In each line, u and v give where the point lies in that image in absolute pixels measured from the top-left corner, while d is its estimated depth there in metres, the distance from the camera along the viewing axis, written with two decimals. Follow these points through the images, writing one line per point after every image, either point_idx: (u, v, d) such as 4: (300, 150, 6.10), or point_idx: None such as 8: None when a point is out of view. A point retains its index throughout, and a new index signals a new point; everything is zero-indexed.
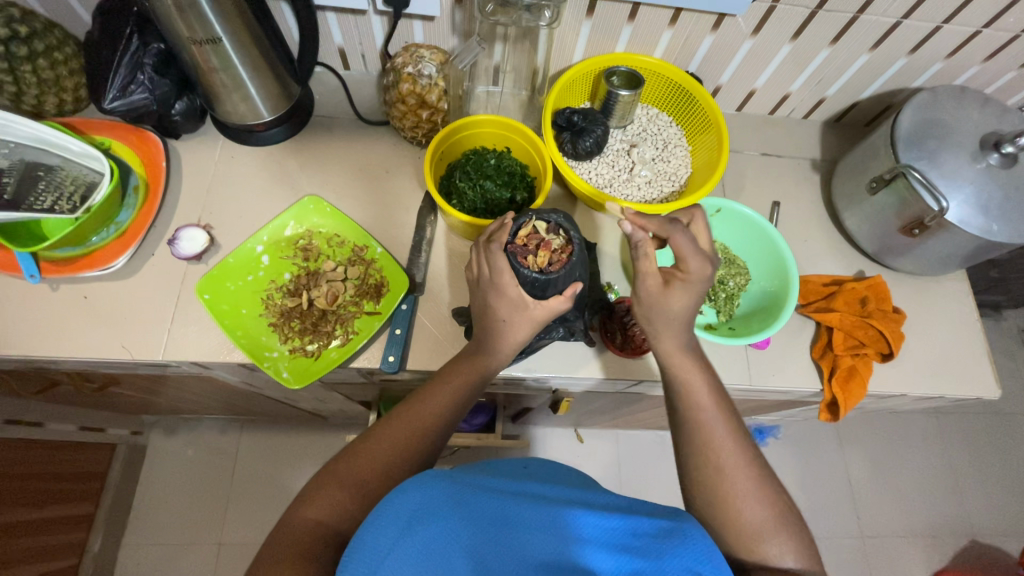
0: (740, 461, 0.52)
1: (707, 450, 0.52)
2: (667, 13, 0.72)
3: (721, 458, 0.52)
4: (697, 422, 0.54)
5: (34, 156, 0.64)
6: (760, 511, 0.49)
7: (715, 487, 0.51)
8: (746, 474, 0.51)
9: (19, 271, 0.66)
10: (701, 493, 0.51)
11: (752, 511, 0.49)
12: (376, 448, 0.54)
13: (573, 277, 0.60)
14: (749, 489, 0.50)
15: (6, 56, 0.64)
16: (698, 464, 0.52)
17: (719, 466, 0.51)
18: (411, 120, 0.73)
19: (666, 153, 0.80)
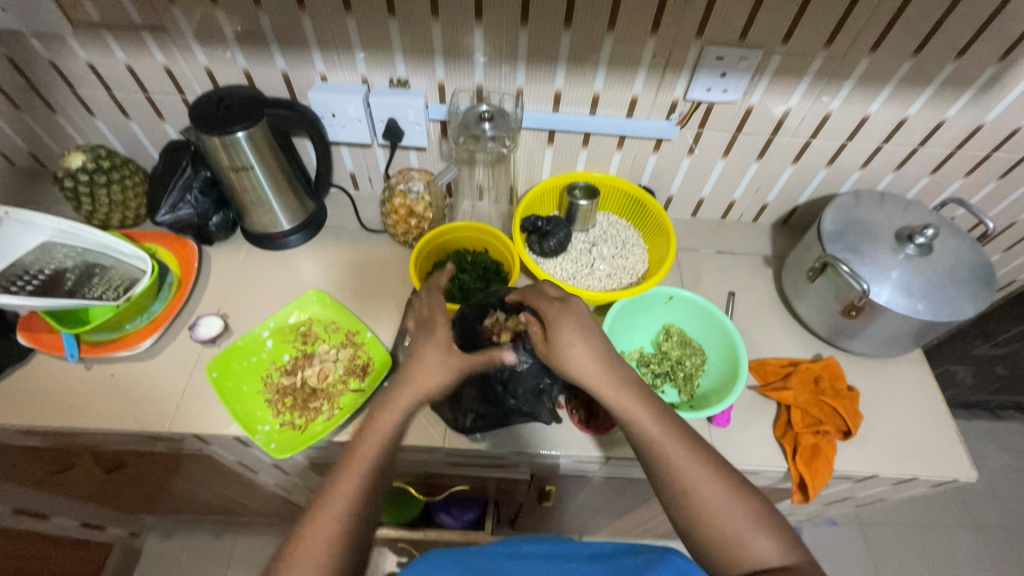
0: (702, 475, 0.54)
1: (670, 472, 0.55)
2: (613, 139, 0.88)
3: (709, 503, 0.53)
4: (650, 446, 0.57)
5: (92, 258, 0.79)
6: (737, 516, 0.52)
7: (691, 512, 0.53)
8: (712, 485, 0.54)
9: (62, 351, 0.77)
10: (680, 517, 0.54)
11: (728, 524, 0.52)
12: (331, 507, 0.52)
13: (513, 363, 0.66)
14: (720, 496, 0.53)
15: (89, 183, 0.82)
16: (665, 487, 0.55)
17: (684, 486, 0.54)
18: (402, 226, 0.87)
19: (624, 252, 0.92)
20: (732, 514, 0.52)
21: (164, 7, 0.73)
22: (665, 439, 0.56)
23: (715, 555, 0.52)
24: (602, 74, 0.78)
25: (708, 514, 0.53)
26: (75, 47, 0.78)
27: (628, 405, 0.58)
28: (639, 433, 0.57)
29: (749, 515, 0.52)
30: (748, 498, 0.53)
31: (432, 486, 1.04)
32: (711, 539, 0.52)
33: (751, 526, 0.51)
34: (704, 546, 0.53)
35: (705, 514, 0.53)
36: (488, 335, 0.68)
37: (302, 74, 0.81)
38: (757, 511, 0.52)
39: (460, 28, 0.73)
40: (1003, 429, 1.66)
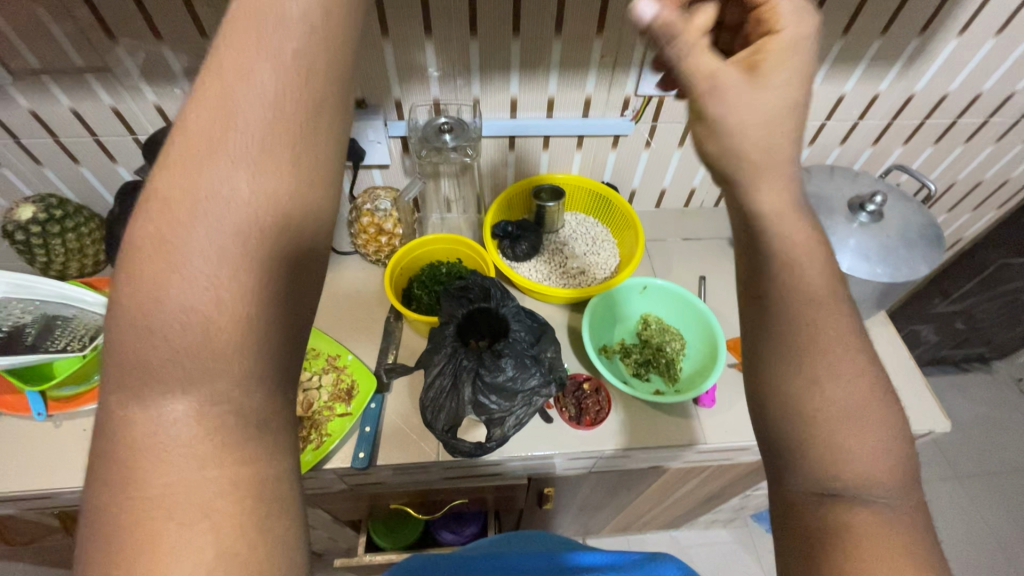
0: (841, 380, 0.41)
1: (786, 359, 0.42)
2: (572, 139, 0.90)
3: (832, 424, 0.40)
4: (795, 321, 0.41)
5: (53, 310, 0.76)
6: (867, 436, 0.40)
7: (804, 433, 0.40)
8: (851, 391, 0.40)
9: (28, 410, 0.74)
10: (777, 411, 0.42)
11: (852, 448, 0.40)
12: (156, 269, 0.35)
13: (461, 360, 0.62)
14: (857, 407, 0.40)
15: (42, 233, 0.80)
16: (784, 375, 0.41)
17: (815, 377, 0.41)
18: (373, 245, 0.87)
19: (595, 248, 0.94)
20: (858, 433, 0.40)
21: (106, 47, 0.71)
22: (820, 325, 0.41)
23: (806, 468, 0.40)
24: (555, 79, 0.80)
25: (824, 423, 0.40)
26: (15, 97, 0.76)
27: (791, 262, 0.41)
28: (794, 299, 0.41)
29: (881, 439, 0.40)
30: (888, 426, 0.40)
31: (430, 503, 1.03)
32: (809, 448, 0.40)
33: (877, 450, 0.40)
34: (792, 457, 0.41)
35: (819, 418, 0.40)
36: (446, 334, 0.64)
37: None
38: (889, 439, 0.40)
39: (412, 45, 0.74)
40: (970, 380, 1.74)
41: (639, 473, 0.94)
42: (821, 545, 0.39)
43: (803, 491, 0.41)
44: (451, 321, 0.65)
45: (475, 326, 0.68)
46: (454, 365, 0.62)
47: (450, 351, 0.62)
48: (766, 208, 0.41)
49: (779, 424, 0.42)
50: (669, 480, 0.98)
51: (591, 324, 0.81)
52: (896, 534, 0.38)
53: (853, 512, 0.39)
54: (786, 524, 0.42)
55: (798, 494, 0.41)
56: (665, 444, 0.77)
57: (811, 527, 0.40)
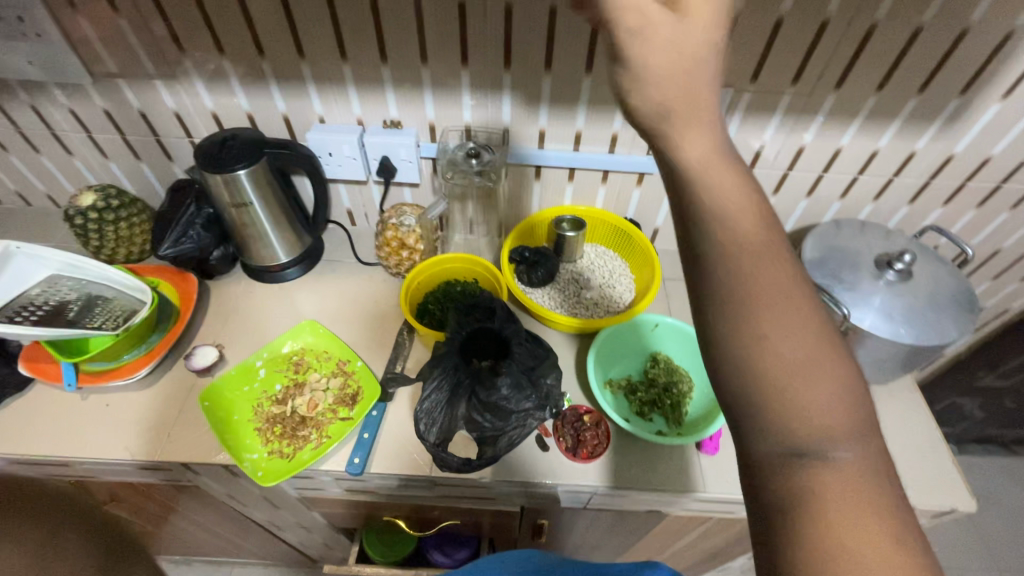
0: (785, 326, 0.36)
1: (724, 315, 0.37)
2: (597, 173, 0.91)
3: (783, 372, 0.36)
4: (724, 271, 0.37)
5: (95, 290, 0.81)
6: (822, 388, 0.35)
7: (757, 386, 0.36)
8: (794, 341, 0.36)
9: (60, 380, 0.80)
10: (730, 375, 0.37)
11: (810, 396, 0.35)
12: None
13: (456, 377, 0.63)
14: (803, 355, 0.36)
15: (98, 219, 0.87)
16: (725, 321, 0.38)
17: (761, 329, 0.36)
18: (394, 258, 0.90)
19: (611, 281, 0.94)
20: (811, 384, 0.35)
21: (175, 57, 0.79)
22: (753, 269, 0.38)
23: (766, 428, 0.36)
24: (583, 113, 0.82)
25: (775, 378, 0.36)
26: (93, 96, 0.85)
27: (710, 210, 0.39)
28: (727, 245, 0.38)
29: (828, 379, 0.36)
30: (843, 373, 0.36)
31: (425, 521, 1.03)
32: (764, 412, 0.36)
33: (836, 402, 0.36)
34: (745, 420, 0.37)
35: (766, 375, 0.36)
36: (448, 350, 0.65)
37: (301, 116, 0.86)
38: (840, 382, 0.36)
39: (449, 72, 0.78)
40: (1019, 465, 1.60)
41: (639, 517, 0.91)
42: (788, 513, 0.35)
43: (765, 455, 0.36)
44: (453, 336, 0.66)
45: (479, 343, 0.68)
46: (450, 381, 0.63)
47: (449, 366, 0.63)
48: (692, 160, 0.40)
49: (726, 381, 0.38)
50: (670, 528, 0.94)
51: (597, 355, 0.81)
52: (865, 488, 0.35)
53: (811, 477, 0.35)
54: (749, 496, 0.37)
55: (761, 462, 0.37)
56: (661, 487, 0.75)
57: (779, 495, 0.36)
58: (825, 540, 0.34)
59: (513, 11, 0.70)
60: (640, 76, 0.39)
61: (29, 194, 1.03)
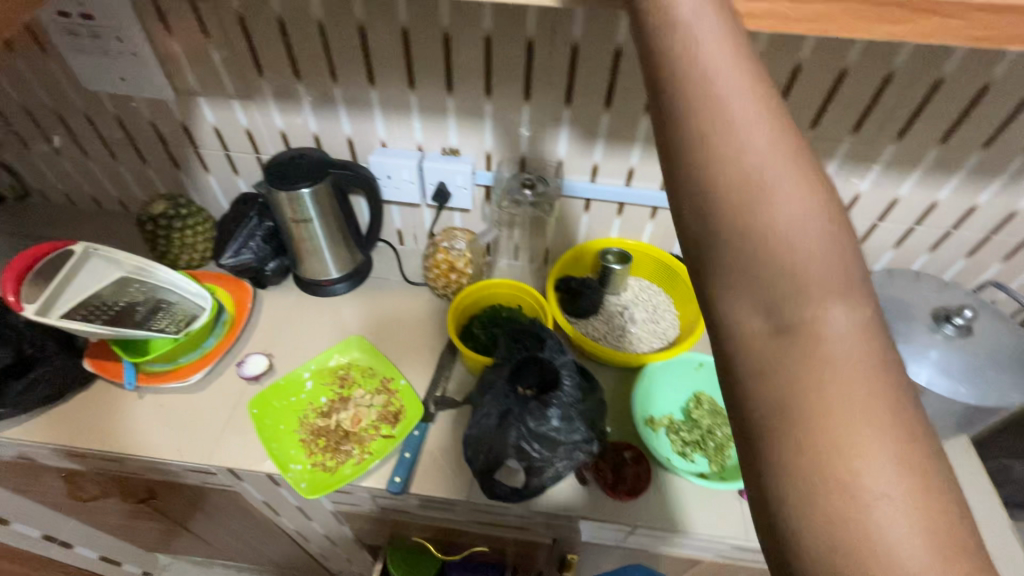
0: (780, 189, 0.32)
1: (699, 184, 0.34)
2: (646, 209, 0.93)
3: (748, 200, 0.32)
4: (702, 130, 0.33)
5: (160, 293, 0.85)
6: (790, 215, 0.32)
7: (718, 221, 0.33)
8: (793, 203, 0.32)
9: (121, 378, 0.83)
10: (691, 216, 0.34)
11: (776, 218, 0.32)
12: None
13: (501, 404, 0.64)
14: (801, 220, 0.32)
15: (168, 226, 0.93)
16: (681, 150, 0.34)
17: (718, 156, 0.33)
18: (442, 280, 0.92)
19: (655, 317, 0.94)
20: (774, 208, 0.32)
21: (254, 80, 0.84)
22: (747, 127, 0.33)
23: (729, 270, 0.32)
24: (638, 151, 0.84)
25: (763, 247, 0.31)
26: (174, 111, 0.90)
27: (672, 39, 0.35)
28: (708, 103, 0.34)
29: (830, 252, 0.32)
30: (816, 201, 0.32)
31: (450, 543, 1.02)
32: (729, 261, 0.32)
33: (807, 233, 0.32)
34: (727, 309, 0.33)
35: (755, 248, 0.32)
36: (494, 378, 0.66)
37: (364, 140, 0.90)
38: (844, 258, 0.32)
39: (510, 104, 0.81)
40: None
41: (671, 560, 0.88)
42: (784, 414, 0.30)
43: (734, 311, 0.32)
44: (504, 363, 0.67)
45: (524, 372, 0.68)
46: (494, 408, 0.64)
47: (500, 391, 0.65)
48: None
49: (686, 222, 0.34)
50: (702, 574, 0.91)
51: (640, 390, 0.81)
52: (859, 349, 0.30)
53: (808, 367, 0.30)
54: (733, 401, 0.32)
55: (735, 333, 0.32)
56: (702, 531, 0.74)
57: (771, 395, 0.30)
58: (810, 410, 0.29)
59: (579, 52, 0.73)
60: None
61: (102, 197, 1.09)
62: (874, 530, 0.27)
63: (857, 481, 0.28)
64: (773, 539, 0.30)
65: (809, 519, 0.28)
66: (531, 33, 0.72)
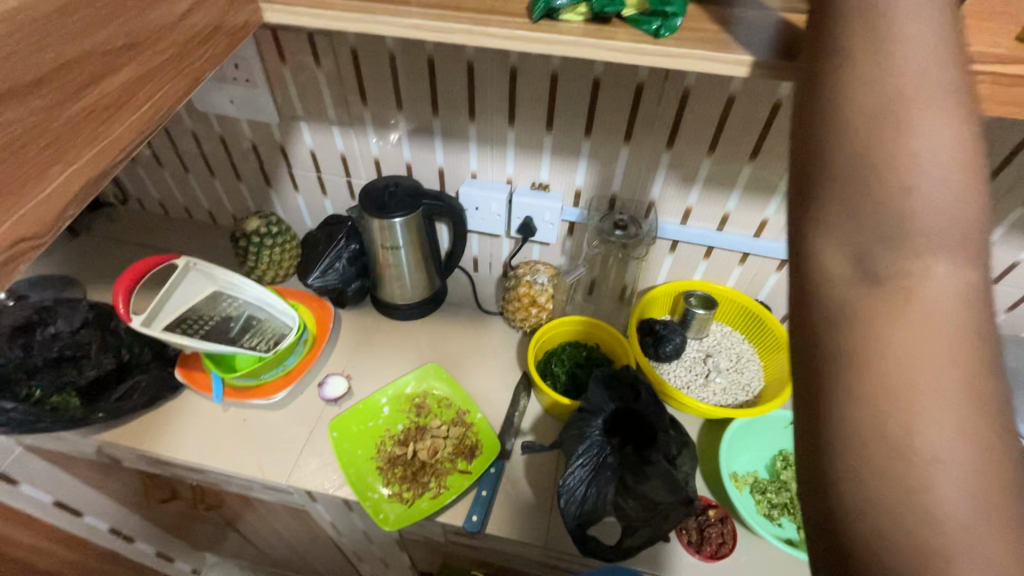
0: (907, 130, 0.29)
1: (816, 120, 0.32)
2: (736, 255, 0.90)
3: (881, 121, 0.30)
4: (837, 57, 0.32)
5: (251, 310, 0.88)
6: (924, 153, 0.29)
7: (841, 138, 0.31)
8: (923, 148, 0.29)
9: (209, 391, 0.85)
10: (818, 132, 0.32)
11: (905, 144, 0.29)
12: None
13: (597, 455, 0.63)
14: (942, 157, 0.28)
15: (259, 243, 0.95)
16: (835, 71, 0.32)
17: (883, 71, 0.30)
18: (522, 313, 0.91)
19: (739, 366, 0.90)
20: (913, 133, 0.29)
21: (356, 107, 0.86)
22: (901, 73, 0.30)
23: (829, 197, 0.30)
24: (737, 197, 0.82)
25: (863, 180, 0.30)
26: (275, 133, 0.93)
27: None
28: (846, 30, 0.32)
29: (952, 210, 0.28)
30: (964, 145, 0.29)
31: None
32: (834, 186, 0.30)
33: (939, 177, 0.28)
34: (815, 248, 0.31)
35: (858, 186, 0.30)
36: (589, 424, 0.64)
37: (455, 170, 0.91)
38: (970, 219, 0.28)
39: (609, 143, 0.80)
40: None
41: None
42: (843, 356, 0.28)
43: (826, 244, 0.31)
44: (599, 412, 0.66)
45: (614, 424, 0.67)
46: (593, 458, 0.62)
47: (597, 441, 0.63)
48: None
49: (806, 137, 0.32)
50: None
51: (726, 444, 0.78)
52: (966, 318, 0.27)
53: (885, 316, 0.28)
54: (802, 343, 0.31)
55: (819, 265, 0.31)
56: None
57: (840, 326, 0.29)
58: (883, 357, 0.27)
59: (690, 97, 0.72)
60: None
61: (194, 208, 1.14)
62: (925, 496, 0.25)
63: (912, 441, 0.26)
64: (811, 467, 0.29)
65: (858, 471, 0.27)
66: (642, 77, 0.71)
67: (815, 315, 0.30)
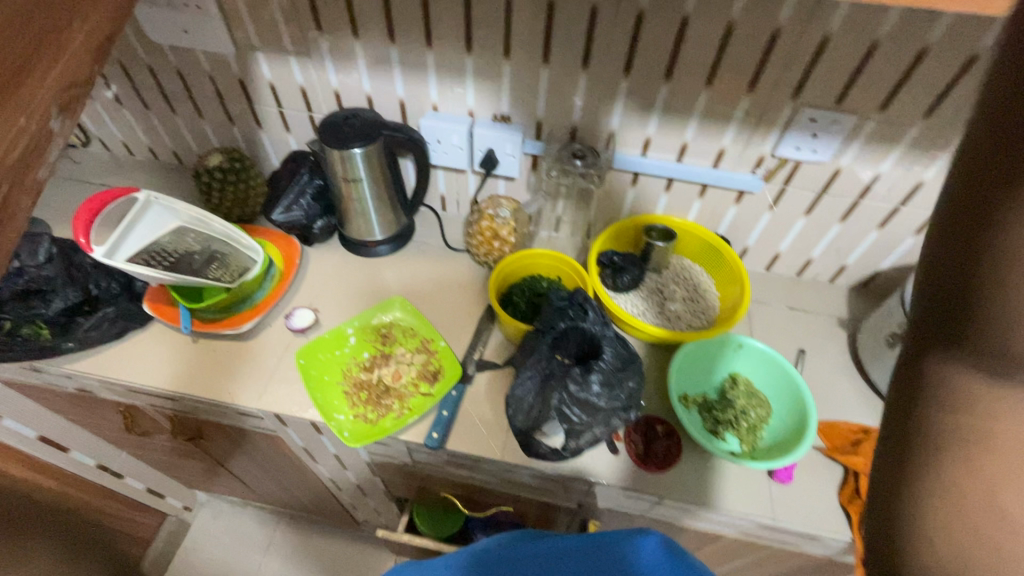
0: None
1: (956, 201, 0.25)
2: (695, 187, 0.91)
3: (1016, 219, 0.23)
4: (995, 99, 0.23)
5: (215, 244, 0.87)
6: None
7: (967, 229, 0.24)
8: None
9: (177, 323, 0.87)
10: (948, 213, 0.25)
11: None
12: None
13: (544, 366, 0.66)
14: None
15: (223, 180, 0.95)
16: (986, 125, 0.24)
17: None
18: (485, 248, 0.93)
19: (696, 296, 0.93)
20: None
21: (313, 36, 0.84)
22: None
23: (944, 298, 0.26)
24: (694, 126, 0.82)
25: (968, 284, 0.25)
26: (232, 65, 0.91)
27: None
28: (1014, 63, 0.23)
29: None
30: None
31: (476, 502, 1.05)
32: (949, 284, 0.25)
33: None
34: (924, 349, 0.27)
35: (973, 295, 0.25)
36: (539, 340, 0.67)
37: (416, 103, 0.90)
38: None
39: (567, 72, 0.80)
40: None
41: (693, 537, 0.90)
42: (939, 462, 0.26)
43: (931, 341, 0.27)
44: (548, 331, 0.68)
45: (566, 343, 0.69)
46: (539, 369, 0.65)
47: (545, 355, 0.66)
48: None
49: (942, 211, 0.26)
50: (722, 552, 0.93)
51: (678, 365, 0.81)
52: None
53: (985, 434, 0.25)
54: (902, 395, 0.29)
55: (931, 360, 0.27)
56: (729, 507, 0.75)
57: (939, 428, 0.27)
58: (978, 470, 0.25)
59: (644, 20, 0.71)
60: None
61: (158, 148, 1.13)
62: None
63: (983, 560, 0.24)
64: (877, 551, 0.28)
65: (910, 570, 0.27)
66: None
67: (919, 413, 0.27)
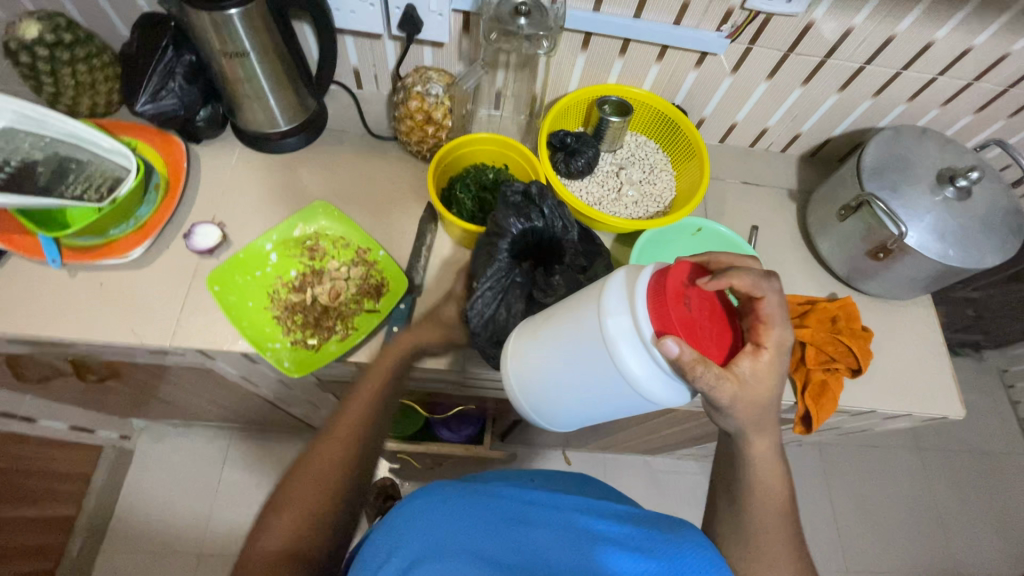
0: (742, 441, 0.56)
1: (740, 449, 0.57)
2: (653, 49, 0.80)
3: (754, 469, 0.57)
4: (767, 411, 0.54)
5: (66, 151, 0.68)
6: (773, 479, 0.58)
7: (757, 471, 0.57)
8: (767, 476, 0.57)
9: (42, 255, 0.70)
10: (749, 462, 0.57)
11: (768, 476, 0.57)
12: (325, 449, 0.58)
13: (505, 273, 0.59)
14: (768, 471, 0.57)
15: (50, 59, 0.70)
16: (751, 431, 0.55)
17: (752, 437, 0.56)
18: (417, 135, 0.78)
19: (652, 177, 0.87)
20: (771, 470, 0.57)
21: None
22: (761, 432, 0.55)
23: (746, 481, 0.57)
24: None
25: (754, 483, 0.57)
26: None
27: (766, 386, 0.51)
28: (764, 404, 0.52)
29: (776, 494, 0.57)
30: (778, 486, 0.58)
31: (436, 403, 1.05)
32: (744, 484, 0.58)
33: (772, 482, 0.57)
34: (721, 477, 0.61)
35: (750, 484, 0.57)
36: (497, 243, 0.60)
37: None
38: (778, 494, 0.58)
39: None
40: (958, 365, 1.88)
41: None
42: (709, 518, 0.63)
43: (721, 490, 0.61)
44: (504, 234, 0.60)
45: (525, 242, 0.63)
46: (501, 277, 0.59)
47: (506, 265, 0.60)
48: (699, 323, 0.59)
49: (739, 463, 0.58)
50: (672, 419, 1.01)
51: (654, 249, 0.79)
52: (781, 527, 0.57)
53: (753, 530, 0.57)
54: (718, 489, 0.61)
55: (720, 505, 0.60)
56: None
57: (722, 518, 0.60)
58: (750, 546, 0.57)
59: None
60: (748, 370, 0.50)
61: None
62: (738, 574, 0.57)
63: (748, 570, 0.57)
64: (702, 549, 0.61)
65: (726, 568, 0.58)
66: None
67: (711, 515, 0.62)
